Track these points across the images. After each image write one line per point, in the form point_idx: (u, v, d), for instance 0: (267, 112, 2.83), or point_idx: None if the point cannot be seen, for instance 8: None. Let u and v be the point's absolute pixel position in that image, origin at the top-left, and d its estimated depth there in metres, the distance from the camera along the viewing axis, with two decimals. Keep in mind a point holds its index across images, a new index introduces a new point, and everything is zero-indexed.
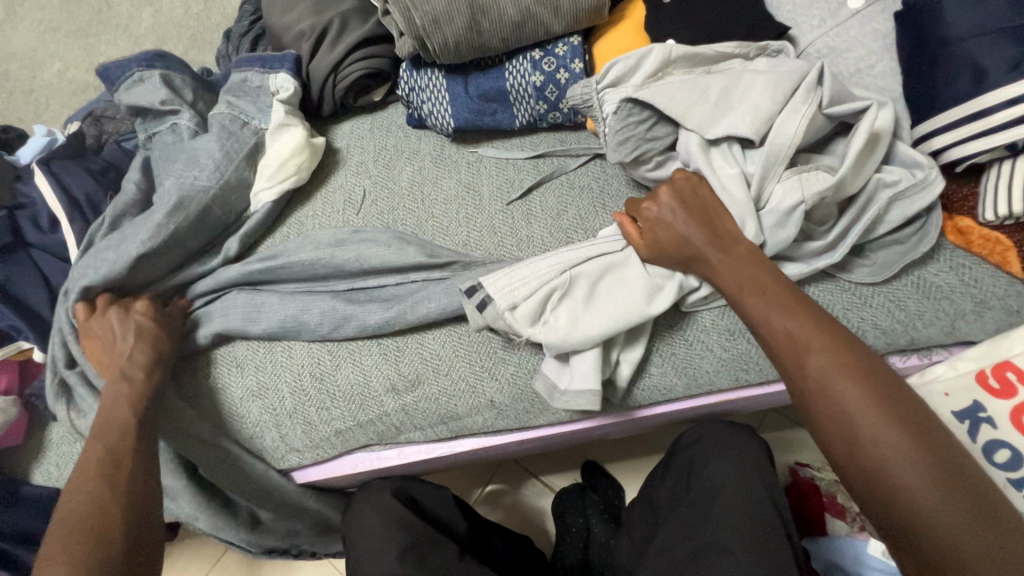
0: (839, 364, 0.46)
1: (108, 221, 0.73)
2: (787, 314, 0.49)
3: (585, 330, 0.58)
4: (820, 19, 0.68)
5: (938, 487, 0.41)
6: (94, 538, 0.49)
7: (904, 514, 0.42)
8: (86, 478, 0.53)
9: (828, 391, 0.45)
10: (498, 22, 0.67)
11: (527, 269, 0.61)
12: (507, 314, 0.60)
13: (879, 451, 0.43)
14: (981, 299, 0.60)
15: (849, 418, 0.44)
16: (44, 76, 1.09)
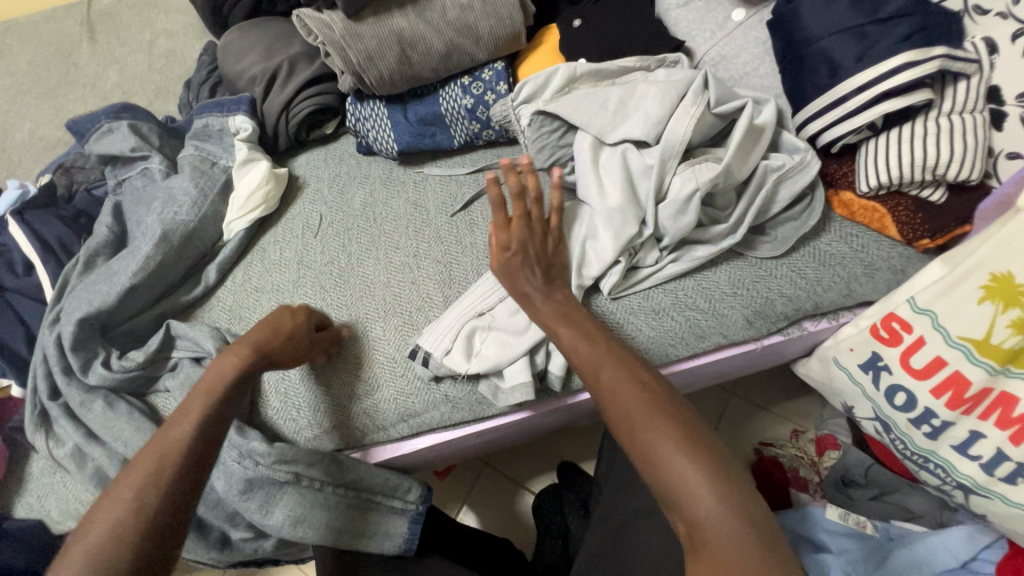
0: (620, 373, 0.55)
1: (81, 259, 0.78)
2: (585, 338, 0.58)
3: (512, 348, 0.67)
4: (710, 32, 0.77)
5: (698, 462, 0.47)
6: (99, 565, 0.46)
7: (676, 492, 0.47)
8: (135, 475, 0.51)
9: (615, 396, 0.53)
10: (426, 54, 0.75)
11: (449, 318, 0.71)
12: (445, 360, 0.68)
13: (653, 441, 0.50)
14: (869, 262, 0.67)
15: (629, 416, 0.52)
16: (15, 136, 1.15)
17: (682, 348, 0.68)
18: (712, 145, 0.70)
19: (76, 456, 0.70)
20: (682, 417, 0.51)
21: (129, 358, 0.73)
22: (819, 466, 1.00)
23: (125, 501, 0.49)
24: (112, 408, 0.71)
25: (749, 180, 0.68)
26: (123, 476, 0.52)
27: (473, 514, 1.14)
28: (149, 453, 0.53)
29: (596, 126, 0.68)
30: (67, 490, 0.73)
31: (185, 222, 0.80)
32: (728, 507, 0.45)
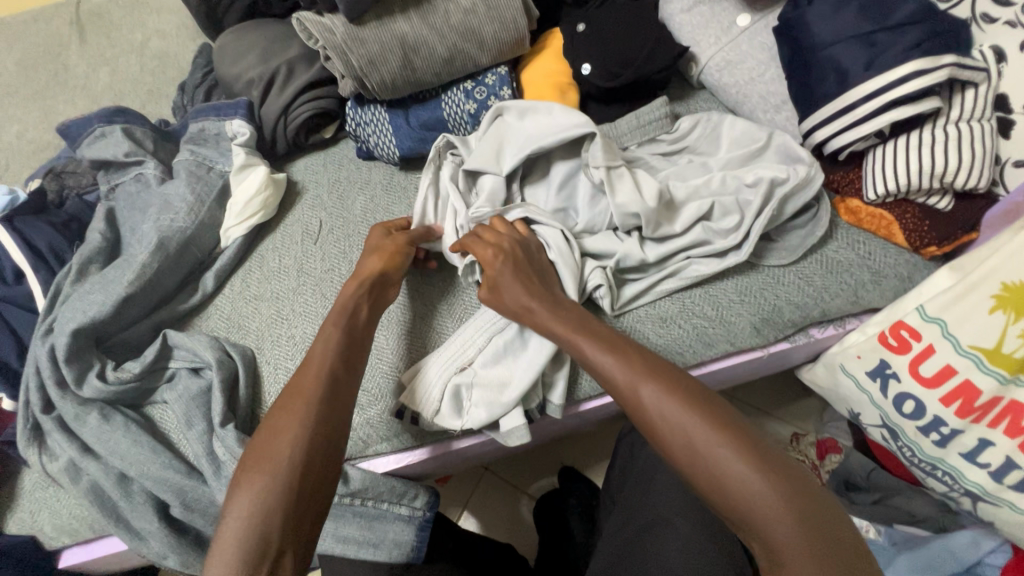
0: (666, 389, 0.49)
1: (75, 267, 0.76)
2: (608, 353, 0.54)
3: (501, 399, 0.65)
4: (715, 38, 0.77)
5: (769, 480, 0.44)
6: (270, 494, 0.48)
7: (752, 515, 0.44)
8: (293, 408, 0.53)
9: (662, 414, 0.48)
10: (429, 58, 0.74)
11: (428, 376, 0.68)
12: (435, 420, 0.66)
13: (722, 459, 0.45)
14: (877, 270, 0.67)
15: (684, 437, 0.47)
16: (3, 139, 1.12)
17: (689, 355, 0.68)
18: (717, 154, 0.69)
19: (69, 471, 0.68)
20: (741, 433, 0.47)
21: (125, 369, 0.72)
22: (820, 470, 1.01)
23: (290, 431, 0.51)
24: (108, 420, 0.69)
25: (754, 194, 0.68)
26: (276, 410, 0.53)
27: (474, 518, 1.13)
28: (301, 384, 0.55)
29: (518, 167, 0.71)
30: (60, 505, 0.71)
31: (182, 229, 0.78)
32: (808, 526, 0.43)
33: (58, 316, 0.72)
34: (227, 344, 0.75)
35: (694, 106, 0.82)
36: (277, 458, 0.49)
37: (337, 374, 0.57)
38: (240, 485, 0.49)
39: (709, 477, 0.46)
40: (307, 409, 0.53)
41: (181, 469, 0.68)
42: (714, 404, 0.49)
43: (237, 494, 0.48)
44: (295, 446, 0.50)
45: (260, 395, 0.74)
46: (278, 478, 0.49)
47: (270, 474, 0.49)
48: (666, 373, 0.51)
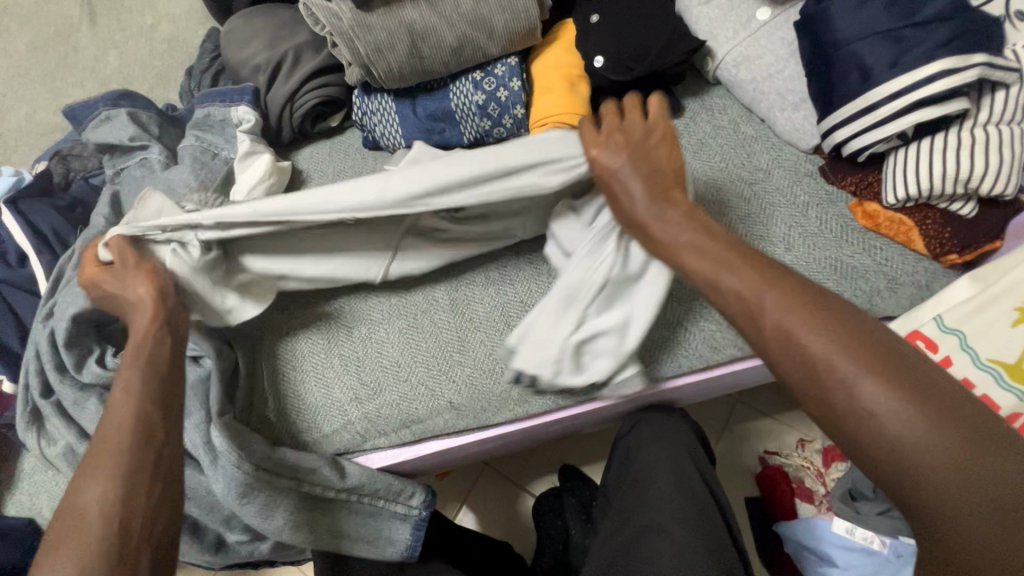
0: (808, 312, 0.43)
1: (77, 251, 0.76)
2: (734, 274, 0.46)
3: (630, 350, 0.62)
4: (733, 32, 0.74)
5: (931, 433, 0.38)
6: (91, 549, 0.45)
7: (900, 468, 0.39)
8: (97, 464, 0.49)
9: (791, 347, 0.43)
10: (437, 47, 0.72)
11: (541, 316, 0.62)
12: (521, 363, 0.62)
13: (858, 396, 0.40)
14: (893, 277, 0.65)
15: (818, 371, 0.41)
16: (13, 120, 1.12)
17: (693, 360, 0.66)
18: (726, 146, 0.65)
19: (67, 456, 0.68)
20: (891, 365, 0.40)
21: (124, 355, 0.70)
22: (825, 477, 1.00)
23: (104, 484, 0.48)
24: (107, 406, 0.69)
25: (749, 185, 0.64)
26: (81, 470, 0.49)
27: (472, 515, 1.13)
28: (108, 436, 0.51)
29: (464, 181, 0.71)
30: (58, 488, 0.71)
31: None
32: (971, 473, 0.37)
33: (59, 300, 0.72)
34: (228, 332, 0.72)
35: (709, 102, 0.79)
36: (73, 529, 0.46)
37: (145, 409, 0.53)
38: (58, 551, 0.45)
39: (840, 416, 0.41)
40: (113, 460, 0.49)
41: None
42: (868, 333, 0.43)
43: (52, 552, 0.45)
44: (115, 494, 0.47)
45: (258, 386, 0.72)
46: (105, 535, 0.45)
47: (86, 531, 0.45)
48: (801, 294, 0.44)
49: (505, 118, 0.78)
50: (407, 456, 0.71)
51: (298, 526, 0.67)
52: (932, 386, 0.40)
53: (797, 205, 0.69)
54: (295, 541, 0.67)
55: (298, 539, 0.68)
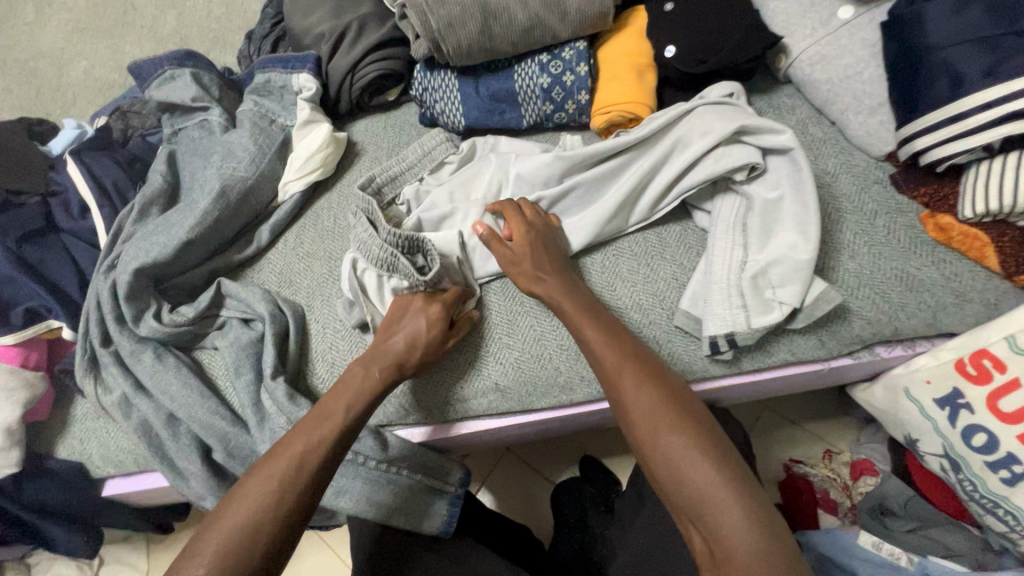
0: (644, 381, 0.55)
1: (137, 207, 0.77)
2: (604, 337, 0.59)
3: (723, 307, 0.63)
4: (812, 29, 0.72)
5: (720, 478, 0.49)
6: (239, 552, 0.51)
7: (700, 507, 0.48)
8: (272, 474, 0.55)
9: (637, 400, 0.54)
10: (509, 26, 0.72)
11: (718, 272, 0.64)
12: (715, 318, 0.63)
13: (674, 446, 0.51)
14: (960, 292, 0.63)
15: (651, 428, 0.53)
16: (71, 74, 1.14)
17: (744, 358, 0.66)
18: (785, 151, 0.65)
19: (122, 405, 0.70)
20: (699, 425, 0.53)
21: (180, 313, 0.73)
22: (851, 491, 0.98)
23: (265, 496, 0.54)
24: (162, 361, 0.71)
25: (800, 195, 0.64)
26: (258, 469, 0.56)
27: (490, 494, 1.13)
28: (285, 453, 0.56)
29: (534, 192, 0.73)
30: (109, 436, 0.73)
31: (243, 179, 0.78)
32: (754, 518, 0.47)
33: (122, 253, 0.73)
34: (280, 299, 0.75)
35: (777, 101, 0.78)
36: (249, 525, 0.52)
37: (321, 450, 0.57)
38: (209, 536, 0.52)
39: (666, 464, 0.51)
40: (280, 480, 0.54)
41: (226, 417, 0.69)
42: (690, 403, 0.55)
43: (215, 530, 0.52)
44: (270, 512, 0.53)
45: (308, 355, 0.73)
46: (251, 544, 0.52)
47: (244, 534, 0.52)
48: (647, 364, 0.57)
49: (568, 102, 0.77)
50: (448, 432, 0.73)
51: (338, 491, 0.69)
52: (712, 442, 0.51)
53: (865, 212, 0.68)
54: (336, 505, 0.69)
55: (339, 504, 0.69)
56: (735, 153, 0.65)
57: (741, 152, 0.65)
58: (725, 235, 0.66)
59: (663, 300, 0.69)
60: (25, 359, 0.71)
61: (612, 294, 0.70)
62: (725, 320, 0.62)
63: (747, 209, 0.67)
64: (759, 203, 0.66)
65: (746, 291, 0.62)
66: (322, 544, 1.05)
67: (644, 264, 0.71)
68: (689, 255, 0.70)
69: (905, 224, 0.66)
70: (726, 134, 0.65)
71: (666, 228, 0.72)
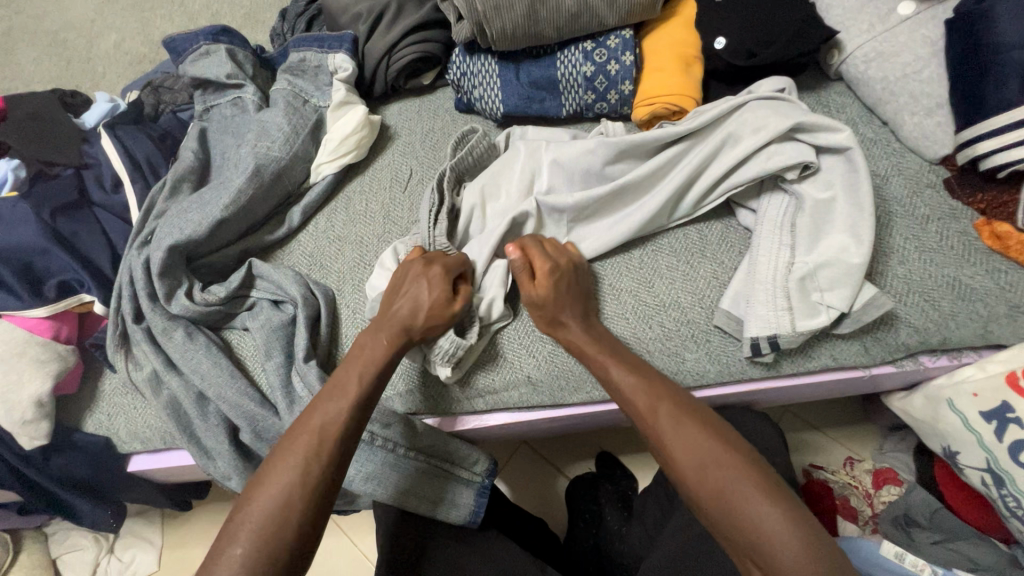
0: (676, 413, 0.55)
1: (169, 183, 0.76)
2: (629, 372, 0.59)
3: (767, 308, 0.61)
4: (869, 24, 0.69)
5: (778, 510, 0.47)
6: (275, 528, 0.50)
7: (763, 542, 0.47)
8: (293, 452, 0.54)
9: (672, 433, 0.54)
10: (555, 11, 0.70)
11: (763, 273, 0.63)
12: (758, 320, 0.61)
13: (715, 474, 0.50)
14: (1015, 303, 0.61)
15: (699, 464, 0.51)
16: (101, 47, 1.13)
17: (785, 361, 0.65)
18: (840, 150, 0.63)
19: (152, 382, 0.70)
20: (737, 446, 0.52)
21: (211, 292, 0.72)
22: (873, 499, 0.97)
23: (292, 470, 0.53)
24: (192, 339, 0.70)
25: (858, 198, 0.61)
26: (279, 449, 0.55)
27: (506, 485, 1.13)
28: (303, 428, 0.56)
29: (575, 184, 0.70)
30: (136, 412, 0.73)
31: (277, 158, 0.77)
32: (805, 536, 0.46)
33: (155, 230, 0.73)
34: (312, 283, 0.74)
35: (826, 99, 0.75)
36: (275, 523, 0.51)
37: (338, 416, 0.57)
38: (244, 520, 0.51)
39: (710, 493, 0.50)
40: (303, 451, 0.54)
41: (256, 398, 0.69)
42: (722, 427, 0.54)
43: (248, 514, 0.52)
44: (297, 484, 0.53)
45: (339, 341, 0.73)
46: (287, 519, 0.51)
47: (276, 510, 0.51)
48: (676, 394, 0.57)
49: (611, 93, 0.75)
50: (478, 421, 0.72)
51: (367, 478, 0.68)
52: (750, 460, 0.51)
53: (917, 217, 0.66)
54: (365, 491, 0.69)
55: (368, 490, 0.68)
56: (788, 152, 0.63)
57: (794, 150, 0.63)
58: (771, 234, 0.64)
59: (704, 300, 0.67)
60: (57, 333, 0.71)
61: (651, 290, 0.68)
62: (769, 321, 0.61)
63: (796, 209, 0.64)
64: (811, 203, 0.64)
65: (792, 293, 0.61)
66: (337, 528, 1.06)
67: (685, 261, 0.69)
68: (732, 254, 0.69)
69: (958, 231, 0.64)
70: (779, 132, 0.63)
71: (709, 225, 0.71)
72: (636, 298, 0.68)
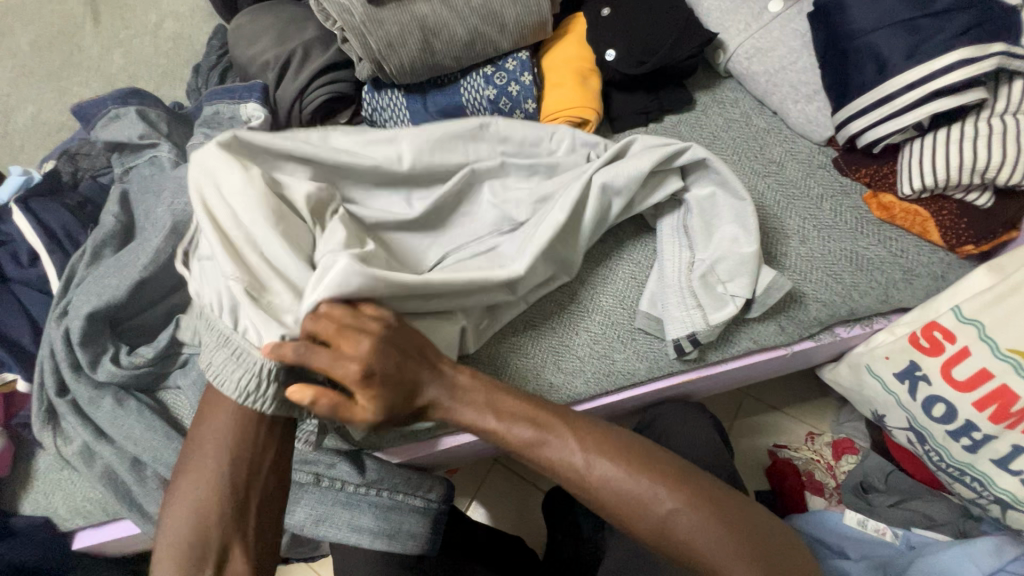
0: (596, 455, 0.52)
1: (89, 250, 0.76)
2: (533, 428, 0.53)
3: (676, 305, 0.64)
4: (745, 24, 0.74)
5: (711, 519, 0.50)
6: (208, 478, 0.52)
7: (700, 543, 0.49)
8: (211, 418, 0.54)
9: (601, 481, 0.51)
10: (449, 42, 0.73)
11: (670, 275, 0.66)
12: (675, 318, 0.64)
13: (653, 508, 0.50)
14: (908, 268, 0.65)
15: (629, 495, 0.51)
16: (17, 120, 1.11)
17: (709, 351, 0.67)
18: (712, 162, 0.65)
19: (84, 455, 0.68)
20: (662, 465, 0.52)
21: (139, 354, 0.71)
22: (835, 471, 0.97)
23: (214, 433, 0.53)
24: (122, 405, 0.69)
25: (733, 189, 0.64)
26: (202, 420, 0.55)
27: (482, 508, 1.10)
28: (222, 397, 0.54)
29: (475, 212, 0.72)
30: (74, 487, 0.71)
31: (196, 213, 0.77)
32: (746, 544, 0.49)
33: (74, 299, 0.72)
34: None
35: (720, 96, 0.79)
36: (206, 477, 0.52)
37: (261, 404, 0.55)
38: (185, 479, 0.53)
39: (654, 526, 0.50)
40: (227, 420, 0.53)
41: None
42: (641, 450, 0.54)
43: (180, 494, 0.52)
44: (219, 464, 0.52)
45: None
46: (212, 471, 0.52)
47: (204, 477, 0.52)
48: (588, 431, 0.54)
49: (517, 112, 0.78)
50: (420, 451, 0.72)
51: (329, 521, 0.68)
52: (682, 475, 0.52)
53: (812, 197, 0.69)
54: (316, 534, 0.67)
55: (319, 534, 0.67)
56: (661, 181, 0.66)
57: (668, 179, 0.66)
58: (673, 237, 0.68)
59: (627, 301, 0.69)
60: None
61: (575, 298, 0.70)
62: (685, 321, 0.63)
63: (687, 211, 0.68)
64: (708, 203, 0.66)
65: (697, 290, 0.63)
66: (312, 573, 1.04)
67: (603, 265, 0.71)
68: (646, 252, 0.71)
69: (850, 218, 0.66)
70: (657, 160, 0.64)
71: (624, 227, 0.73)
72: (560, 307, 0.69)
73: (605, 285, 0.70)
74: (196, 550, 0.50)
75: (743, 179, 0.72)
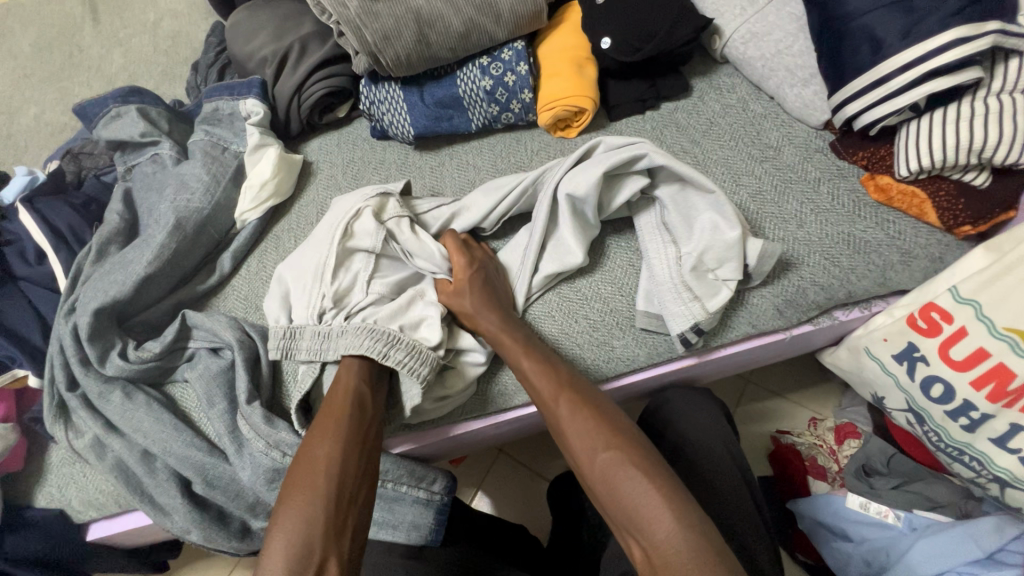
0: (575, 407, 0.56)
1: (94, 247, 0.77)
2: (539, 366, 0.60)
3: (670, 297, 0.65)
4: (741, 8, 0.74)
5: (662, 495, 0.49)
6: (313, 477, 0.54)
7: (637, 517, 0.49)
8: (320, 428, 0.58)
9: (572, 431, 0.55)
10: (445, 33, 0.73)
11: (661, 269, 0.66)
12: (674, 310, 0.64)
13: (610, 466, 0.52)
14: (906, 250, 0.65)
15: (587, 449, 0.53)
16: (20, 121, 1.12)
17: (710, 338, 0.67)
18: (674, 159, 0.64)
19: (95, 448, 0.70)
20: (633, 437, 0.54)
21: (146, 348, 0.72)
22: (838, 455, 0.96)
23: (320, 442, 0.57)
24: (131, 399, 0.70)
25: (697, 179, 0.63)
26: (311, 430, 0.58)
27: (487, 499, 1.11)
28: (328, 409, 0.59)
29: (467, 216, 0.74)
30: (86, 480, 0.73)
31: (198, 209, 0.78)
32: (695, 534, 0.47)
33: (81, 295, 0.73)
34: (247, 325, 0.75)
35: (717, 82, 0.79)
36: (313, 477, 0.54)
37: (365, 410, 0.60)
38: (291, 483, 0.55)
39: (608, 485, 0.51)
40: (339, 426, 0.58)
41: (202, 448, 0.69)
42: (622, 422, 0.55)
43: (288, 498, 0.54)
44: (331, 464, 0.55)
45: (282, 380, 0.74)
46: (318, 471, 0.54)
47: (313, 477, 0.54)
48: (580, 388, 0.58)
49: (513, 102, 0.78)
50: (443, 434, 0.72)
51: (383, 523, 0.71)
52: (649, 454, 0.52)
53: (809, 180, 0.70)
54: None
55: None
56: (625, 182, 0.67)
57: (632, 181, 0.67)
58: (658, 231, 0.68)
59: (626, 287, 0.70)
60: None
61: (574, 286, 0.70)
62: (684, 314, 0.64)
63: (664, 210, 0.68)
64: (682, 194, 0.67)
65: (691, 281, 0.64)
66: None
67: (598, 256, 0.72)
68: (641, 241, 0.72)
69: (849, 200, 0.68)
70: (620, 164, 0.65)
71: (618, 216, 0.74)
72: (559, 294, 0.70)
73: (598, 279, 0.70)
74: (299, 564, 0.50)
75: (742, 164, 0.72)
